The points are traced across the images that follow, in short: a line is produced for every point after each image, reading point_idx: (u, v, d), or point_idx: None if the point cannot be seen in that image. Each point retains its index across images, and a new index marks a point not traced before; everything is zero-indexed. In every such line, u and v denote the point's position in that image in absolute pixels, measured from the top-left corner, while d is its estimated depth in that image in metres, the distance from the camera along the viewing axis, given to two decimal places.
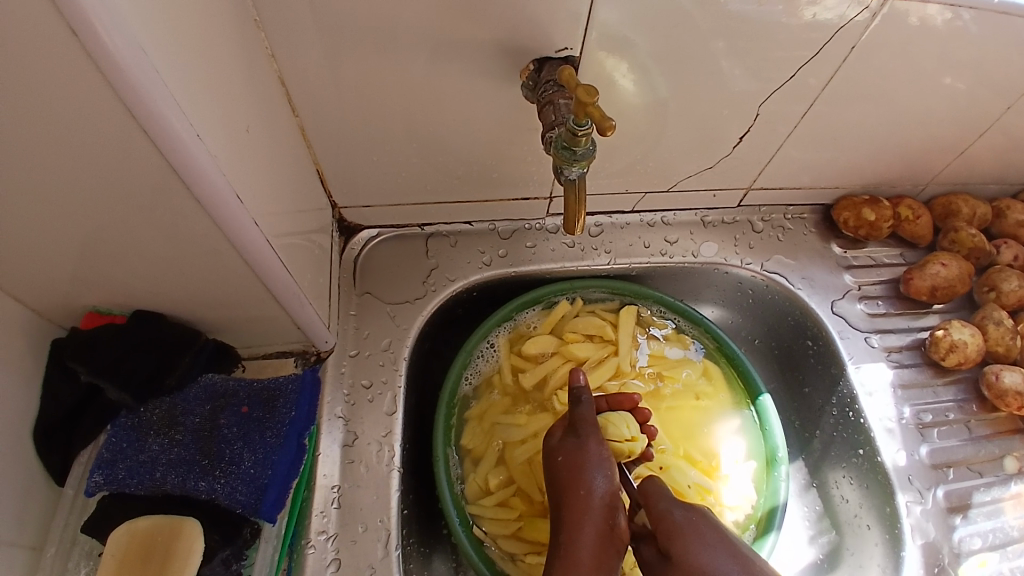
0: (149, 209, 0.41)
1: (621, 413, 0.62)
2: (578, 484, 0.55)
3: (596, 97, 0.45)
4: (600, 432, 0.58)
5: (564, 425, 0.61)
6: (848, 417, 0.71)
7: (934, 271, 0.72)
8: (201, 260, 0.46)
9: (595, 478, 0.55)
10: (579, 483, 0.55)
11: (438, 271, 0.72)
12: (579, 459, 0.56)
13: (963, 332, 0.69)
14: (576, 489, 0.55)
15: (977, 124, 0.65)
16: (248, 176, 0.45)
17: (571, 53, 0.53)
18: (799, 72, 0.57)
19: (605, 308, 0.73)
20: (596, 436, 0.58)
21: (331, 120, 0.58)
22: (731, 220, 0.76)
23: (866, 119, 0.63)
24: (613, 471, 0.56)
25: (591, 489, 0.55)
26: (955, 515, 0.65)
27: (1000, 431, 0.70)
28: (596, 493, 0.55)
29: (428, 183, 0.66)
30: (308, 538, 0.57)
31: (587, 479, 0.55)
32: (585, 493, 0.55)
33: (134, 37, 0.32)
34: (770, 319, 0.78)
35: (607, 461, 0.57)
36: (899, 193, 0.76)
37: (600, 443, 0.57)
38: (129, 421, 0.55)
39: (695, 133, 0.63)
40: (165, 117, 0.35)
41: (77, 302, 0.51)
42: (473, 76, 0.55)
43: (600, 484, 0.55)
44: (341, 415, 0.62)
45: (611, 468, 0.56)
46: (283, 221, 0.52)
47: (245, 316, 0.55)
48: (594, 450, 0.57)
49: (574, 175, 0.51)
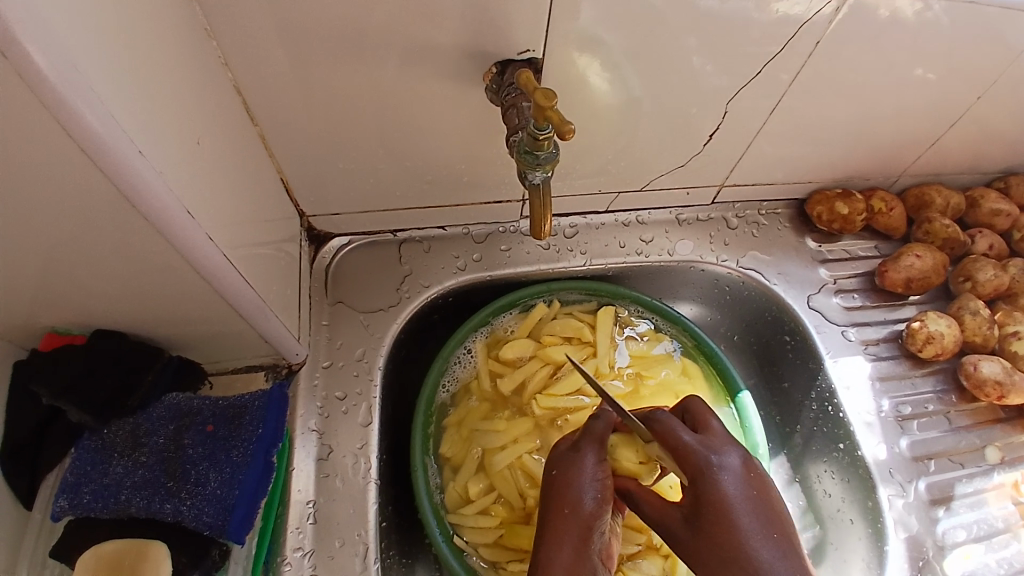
0: (100, 227, 0.40)
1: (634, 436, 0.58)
2: (565, 500, 0.52)
3: (554, 100, 0.45)
4: (602, 453, 0.55)
5: (567, 440, 0.58)
6: (827, 412, 0.70)
7: (909, 262, 0.72)
8: (159, 276, 0.46)
9: (584, 494, 0.52)
10: (566, 499, 0.52)
11: (412, 277, 0.71)
12: (571, 476, 0.54)
13: (939, 323, 0.69)
14: (561, 506, 0.52)
15: (947, 114, 0.65)
16: (200, 189, 0.45)
17: (533, 55, 0.53)
18: (766, 67, 0.57)
19: (582, 310, 0.72)
20: (595, 454, 0.55)
21: (294, 128, 0.57)
22: (706, 217, 0.76)
23: (835, 113, 0.63)
24: (605, 488, 0.54)
25: (578, 507, 0.52)
26: (937, 508, 0.65)
27: (980, 421, 0.70)
28: (583, 510, 0.52)
29: (398, 190, 0.66)
30: (284, 556, 0.56)
31: (575, 496, 0.53)
32: (569, 512, 0.52)
33: (63, 53, 0.32)
34: (748, 315, 0.77)
35: (600, 480, 0.54)
36: (872, 185, 0.76)
37: (598, 463, 0.54)
38: (93, 443, 0.54)
39: (665, 131, 0.63)
40: (104, 136, 0.35)
41: (35, 323, 0.50)
42: (436, 80, 0.54)
43: (588, 501, 0.52)
44: (315, 428, 0.62)
45: (604, 486, 0.54)
46: (244, 232, 0.51)
47: (210, 331, 0.54)
48: (589, 467, 0.54)
49: (538, 179, 0.51)
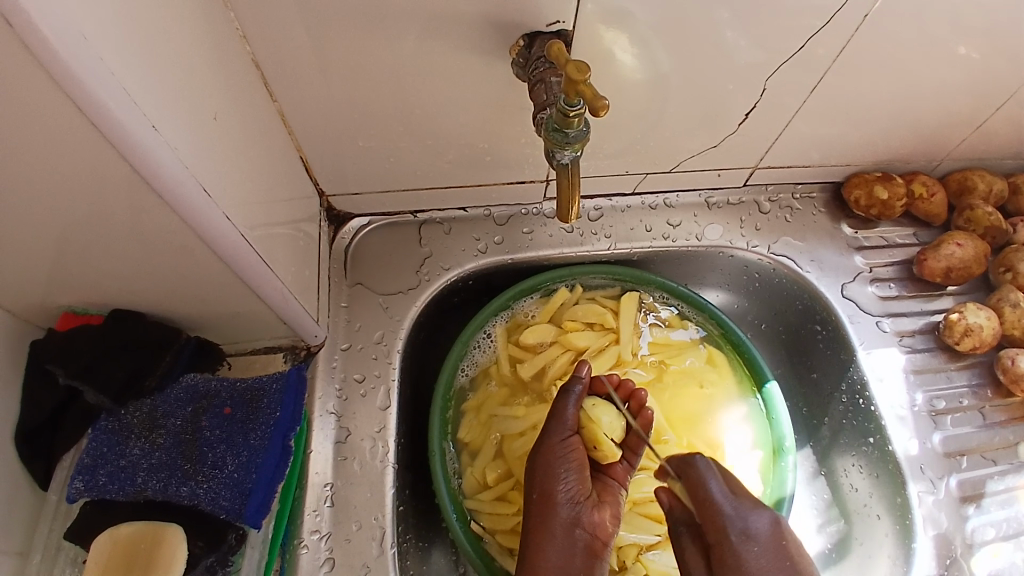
0: (113, 206, 0.39)
1: (609, 410, 0.60)
2: (537, 487, 0.58)
3: (587, 74, 0.42)
4: (562, 428, 0.59)
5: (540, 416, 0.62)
6: (858, 405, 0.68)
7: (949, 251, 0.69)
8: (174, 256, 0.44)
9: (556, 481, 0.58)
10: (540, 486, 0.58)
11: (431, 259, 0.69)
12: (541, 464, 0.58)
13: (979, 315, 0.66)
14: (534, 492, 0.58)
15: (998, 94, 0.62)
16: (215, 167, 0.43)
17: (563, 27, 0.50)
18: (809, 42, 0.54)
19: (605, 295, 0.70)
20: (559, 431, 0.59)
21: (311, 104, 0.55)
22: (737, 201, 0.73)
23: (878, 92, 0.60)
24: (577, 470, 0.58)
25: (551, 493, 0.58)
26: (967, 505, 0.64)
27: (1015, 417, 0.68)
28: (557, 494, 0.58)
29: (419, 169, 0.64)
30: (302, 538, 0.56)
31: (545, 481, 0.58)
32: (539, 496, 0.58)
33: (69, 20, 0.30)
34: (777, 303, 0.75)
35: (568, 459, 0.58)
36: (912, 169, 0.72)
37: (564, 442, 0.59)
38: (110, 424, 0.53)
39: (698, 110, 0.60)
40: (115, 111, 0.33)
41: (51, 303, 0.49)
42: (460, 53, 0.51)
43: (561, 488, 0.58)
44: (333, 410, 0.61)
45: (576, 468, 0.58)
46: (261, 211, 0.50)
47: (226, 312, 0.53)
48: (556, 451, 0.58)
49: (567, 159, 0.48)
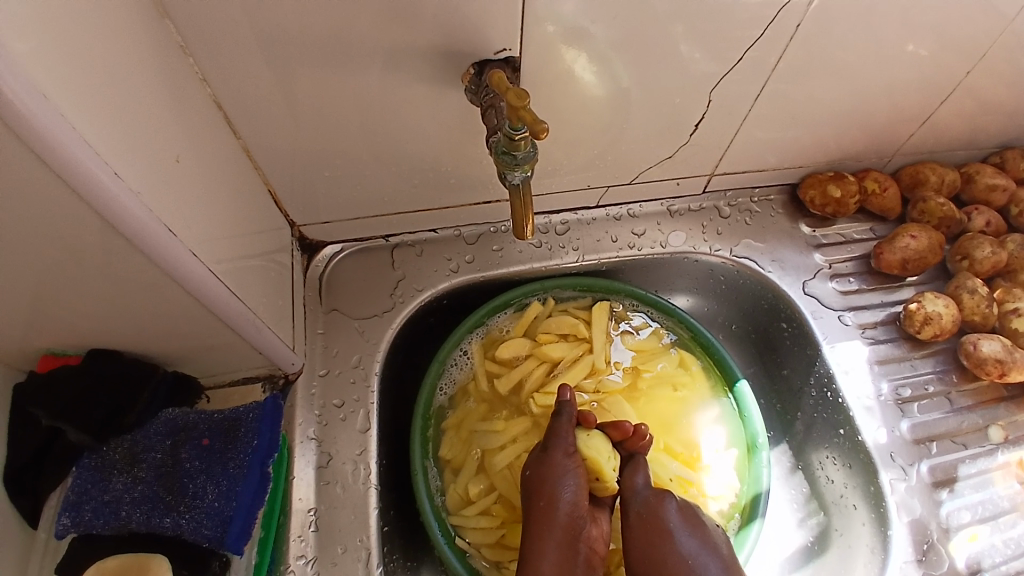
0: (81, 251, 0.41)
1: (599, 441, 0.61)
2: (544, 495, 0.59)
3: (528, 100, 0.45)
4: (570, 445, 0.60)
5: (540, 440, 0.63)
6: (826, 398, 0.70)
7: (904, 243, 0.71)
8: (147, 295, 0.46)
9: (560, 490, 0.59)
10: (545, 494, 0.59)
11: (405, 282, 0.71)
12: (548, 475, 0.59)
13: (937, 303, 0.69)
14: (539, 500, 0.59)
15: (940, 89, 0.65)
16: (180, 206, 0.45)
17: (510, 54, 0.52)
18: (752, 50, 0.56)
19: (577, 306, 0.72)
20: (564, 447, 0.60)
21: (276, 140, 0.57)
22: (699, 207, 0.76)
23: (823, 94, 0.63)
24: (577, 482, 0.60)
25: (556, 501, 0.58)
26: (940, 490, 0.65)
27: (983, 400, 0.70)
28: (562, 504, 0.59)
29: (387, 195, 0.66)
30: (288, 564, 0.57)
31: (553, 491, 0.59)
32: (546, 504, 0.59)
33: (27, 79, 0.32)
34: (745, 303, 0.77)
35: (572, 471, 0.60)
36: (864, 166, 0.75)
37: (566, 456, 0.60)
38: (94, 461, 0.55)
39: (652, 122, 0.62)
40: (77, 159, 0.35)
41: (30, 347, 0.50)
42: (415, 83, 0.54)
43: (564, 497, 0.59)
44: (313, 436, 0.63)
45: (575, 480, 0.60)
46: (230, 245, 0.52)
47: (201, 346, 0.54)
48: (561, 463, 0.60)
49: (518, 180, 0.51)
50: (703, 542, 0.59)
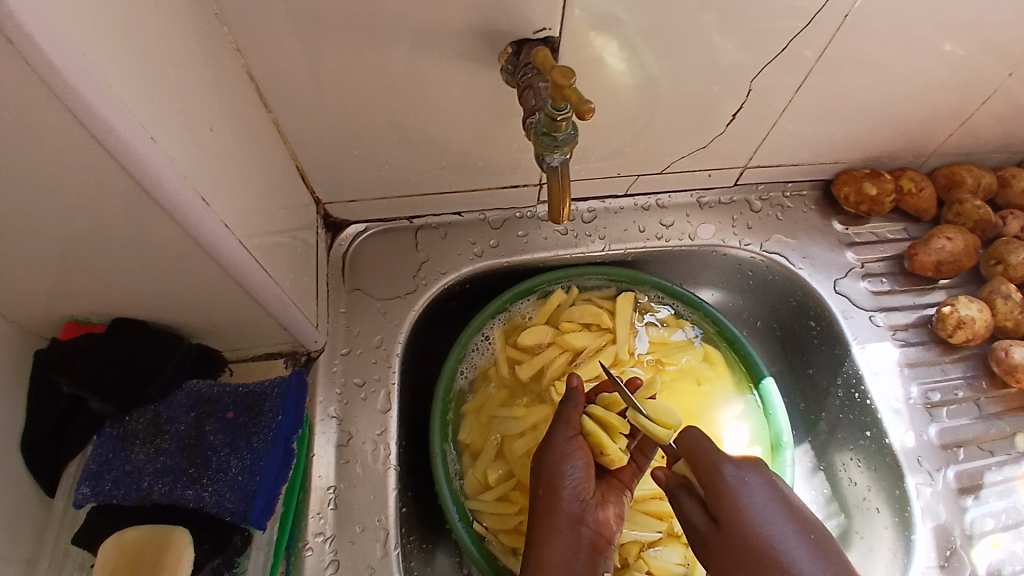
0: (113, 218, 0.40)
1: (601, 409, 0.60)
2: (542, 480, 0.57)
3: (572, 79, 0.44)
4: (569, 429, 0.59)
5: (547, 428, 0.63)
6: (853, 399, 0.69)
7: (939, 245, 0.69)
8: (176, 265, 0.45)
9: (560, 475, 0.57)
10: (544, 480, 0.57)
11: (428, 264, 0.70)
12: (548, 459, 0.58)
13: (970, 308, 0.67)
14: (540, 487, 0.57)
15: (984, 89, 0.63)
16: (213, 177, 0.44)
17: (550, 34, 0.51)
18: (795, 41, 0.55)
19: (601, 296, 0.71)
20: (564, 431, 0.59)
21: (306, 114, 0.56)
22: (729, 201, 0.74)
23: (864, 90, 0.61)
24: (581, 467, 0.57)
25: (555, 487, 0.57)
26: (966, 496, 0.64)
27: (1012, 408, 0.68)
28: (562, 489, 0.56)
29: (414, 176, 0.65)
30: (306, 541, 0.57)
31: (555, 476, 0.57)
32: (545, 490, 0.57)
33: (65, 37, 0.31)
34: (772, 300, 0.76)
35: (574, 456, 0.58)
36: (901, 165, 0.73)
37: (567, 440, 0.59)
38: (115, 431, 0.54)
39: (688, 112, 0.61)
40: (114, 121, 0.34)
41: (54, 314, 0.50)
42: (450, 62, 0.52)
43: (565, 482, 0.57)
44: (334, 415, 0.62)
45: (579, 465, 0.57)
46: (258, 219, 0.51)
47: (225, 320, 0.54)
48: (562, 448, 0.58)
49: (557, 162, 0.49)
50: (793, 527, 0.48)
